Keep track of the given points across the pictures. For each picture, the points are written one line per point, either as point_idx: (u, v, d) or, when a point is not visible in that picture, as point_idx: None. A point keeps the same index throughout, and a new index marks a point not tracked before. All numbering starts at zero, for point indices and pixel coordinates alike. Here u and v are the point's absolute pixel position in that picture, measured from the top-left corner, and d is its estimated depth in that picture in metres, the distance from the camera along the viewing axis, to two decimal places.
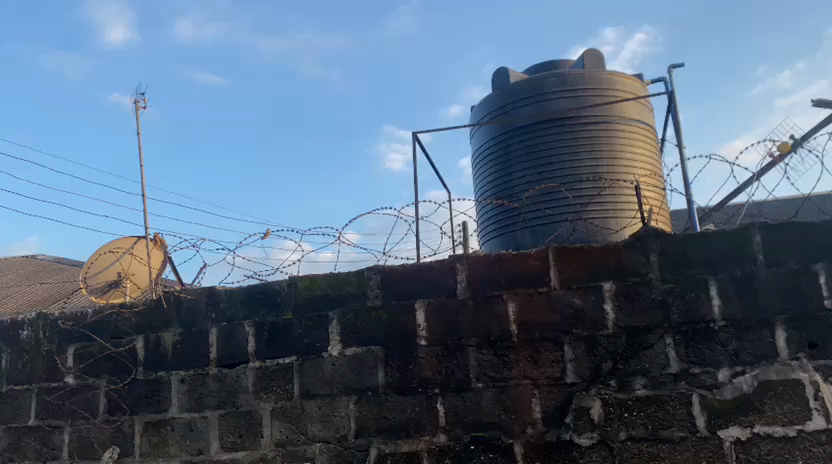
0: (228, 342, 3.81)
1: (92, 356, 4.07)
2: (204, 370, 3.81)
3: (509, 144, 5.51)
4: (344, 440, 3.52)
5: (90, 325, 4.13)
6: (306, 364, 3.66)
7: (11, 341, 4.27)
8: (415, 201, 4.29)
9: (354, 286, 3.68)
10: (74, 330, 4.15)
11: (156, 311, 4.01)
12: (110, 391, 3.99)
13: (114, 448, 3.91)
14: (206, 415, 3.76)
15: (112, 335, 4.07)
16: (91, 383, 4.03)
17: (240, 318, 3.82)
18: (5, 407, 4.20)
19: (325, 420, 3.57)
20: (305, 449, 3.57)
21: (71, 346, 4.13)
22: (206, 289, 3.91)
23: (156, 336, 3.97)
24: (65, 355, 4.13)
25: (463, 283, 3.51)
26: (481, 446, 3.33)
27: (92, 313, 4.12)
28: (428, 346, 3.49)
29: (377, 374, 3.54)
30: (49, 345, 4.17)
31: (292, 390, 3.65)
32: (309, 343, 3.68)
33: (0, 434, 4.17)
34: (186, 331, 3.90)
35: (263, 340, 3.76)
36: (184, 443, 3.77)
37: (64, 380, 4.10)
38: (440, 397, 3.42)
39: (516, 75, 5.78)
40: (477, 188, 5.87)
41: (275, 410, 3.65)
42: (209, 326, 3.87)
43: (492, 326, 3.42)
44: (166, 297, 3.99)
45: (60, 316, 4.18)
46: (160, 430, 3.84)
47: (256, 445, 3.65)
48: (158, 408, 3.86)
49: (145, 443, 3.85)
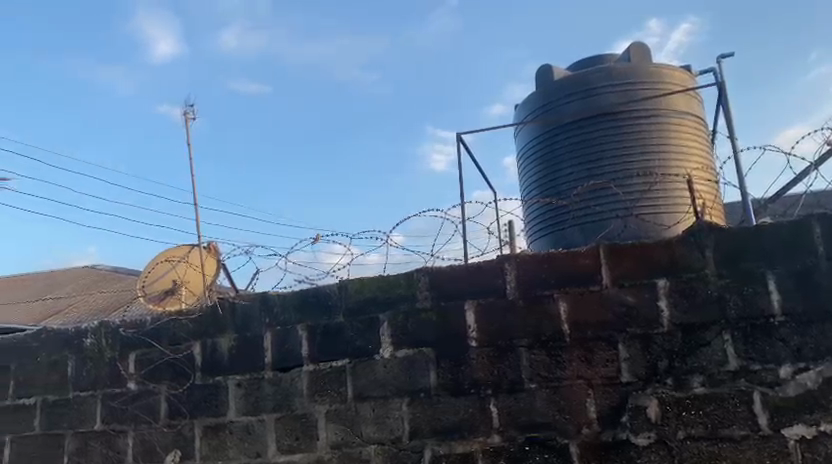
0: (283, 346, 3.88)
1: (153, 361, 4.20)
2: (260, 374, 3.89)
3: (555, 141, 5.45)
4: (398, 442, 3.55)
5: (149, 332, 4.25)
6: (359, 367, 3.70)
7: (75, 349, 4.43)
8: (461, 201, 4.29)
9: (404, 288, 3.70)
10: (135, 336, 4.28)
11: (211, 317, 4.10)
12: (170, 396, 4.10)
13: (176, 451, 4.02)
14: (263, 419, 3.83)
15: (170, 341, 4.18)
16: (152, 388, 4.16)
17: (294, 321, 3.88)
18: (72, 413, 4.36)
19: (379, 422, 3.60)
20: (360, 451, 3.61)
21: (133, 352, 4.27)
22: (259, 294, 3.99)
23: (212, 341, 4.06)
24: (127, 361, 4.27)
25: (513, 283, 3.50)
26: (536, 447, 3.31)
27: (152, 320, 4.25)
28: (480, 347, 3.48)
29: (430, 375, 3.56)
30: (112, 352, 4.32)
31: (346, 393, 3.69)
32: (361, 345, 3.72)
33: (69, 438, 4.33)
34: (241, 336, 3.99)
35: (316, 344, 3.81)
36: (243, 446, 3.85)
37: (126, 386, 4.23)
38: (493, 398, 3.41)
39: (559, 72, 5.72)
40: (522, 187, 5.83)
41: (330, 413, 3.70)
42: (263, 330, 3.94)
43: (544, 326, 3.39)
44: (221, 302, 4.08)
45: (121, 323, 4.32)
46: (219, 433, 3.93)
47: (312, 447, 3.71)
48: (217, 412, 3.96)
49: (205, 447, 3.94)
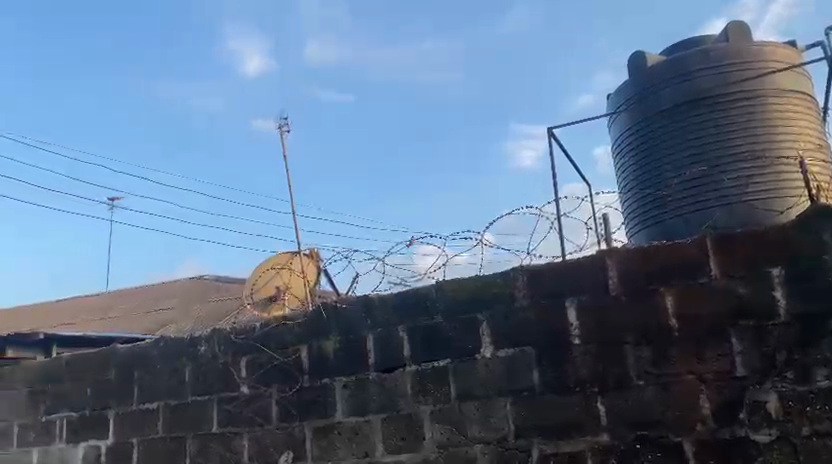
0: (385, 348, 3.95)
1: (262, 366, 4.38)
2: (365, 376, 3.98)
3: (651, 130, 5.28)
4: (504, 441, 3.54)
5: (258, 337, 4.44)
6: (461, 366, 3.72)
7: (191, 355, 4.69)
8: (555, 197, 4.23)
9: (502, 287, 3.68)
10: (245, 342, 4.48)
11: (315, 322, 4.23)
12: (280, 399, 4.26)
13: (288, 452, 4.17)
14: (369, 419, 3.92)
15: (278, 345, 4.35)
16: (263, 391, 4.34)
17: (395, 323, 3.95)
18: (191, 416, 4.61)
19: (484, 421, 3.60)
20: (466, 450, 3.63)
21: (243, 357, 4.47)
22: (359, 298, 4.07)
23: (317, 345, 4.19)
24: (239, 366, 4.47)
25: (615, 278, 3.42)
26: (648, 445, 3.22)
27: (260, 326, 4.44)
28: (583, 345, 3.42)
29: (533, 374, 3.53)
30: (224, 357, 4.53)
31: (450, 393, 3.72)
32: (461, 345, 3.73)
33: (190, 440, 4.58)
34: (345, 339, 4.09)
35: (417, 345, 3.86)
36: (352, 446, 3.95)
37: (240, 389, 4.44)
38: (599, 396, 3.34)
39: (652, 58, 5.53)
40: (618, 179, 5.67)
41: (435, 413, 3.74)
42: (365, 333, 4.03)
43: (650, 321, 3.30)
44: (324, 307, 4.20)
45: (232, 330, 4.53)
46: (329, 435, 4.04)
47: (418, 447, 3.75)
48: (326, 414, 4.08)
49: (316, 448, 4.07)
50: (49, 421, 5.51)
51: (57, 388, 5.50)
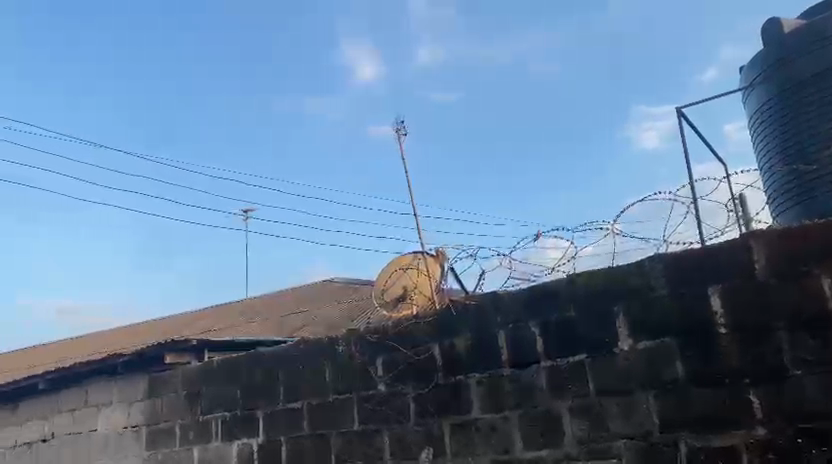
0: (518, 343, 3.93)
1: (398, 364, 4.48)
2: (499, 372, 3.97)
3: (794, 101, 4.91)
4: (649, 436, 3.41)
5: (392, 337, 4.55)
6: (598, 360, 3.63)
7: (330, 356, 4.88)
8: (689, 181, 4.02)
9: (636, 277, 3.55)
10: (380, 342, 4.61)
11: (446, 320, 4.27)
12: (417, 397, 4.35)
13: (428, 448, 4.25)
14: (507, 415, 3.91)
15: (412, 344, 4.43)
16: (400, 389, 4.44)
17: (526, 318, 3.91)
18: (334, 414, 4.80)
19: (625, 416, 3.50)
20: (609, 446, 3.53)
21: (379, 357, 4.60)
22: (489, 294, 4.07)
23: (449, 343, 4.23)
24: (375, 365, 4.60)
25: (762, 262, 3.21)
26: (812, 439, 2.99)
27: (393, 326, 4.54)
28: (729, 333, 3.24)
29: (676, 366, 3.38)
30: (361, 357, 4.68)
31: (588, 387, 3.64)
32: (597, 338, 3.64)
33: (334, 437, 4.77)
34: (476, 337, 4.10)
35: (551, 340, 3.80)
36: (491, 442, 3.96)
37: (378, 388, 4.57)
38: (752, 388, 3.15)
39: (789, 24, 5.13)
40: (759, 157, 5.30)
41: (573, 408, 3.67)
42: (496, 329, 4.03)
43: (804, 305, 3.07)
44: (454, 305, 4.23)
45: (367, 331, 4.67)
46: (467, 431, 4.07)
47: (558, 443, 3.70)
48: (462, 411, 4.11)
49: (455, 444, 4.12)
50: (206, 420, 5.94)
51: (211, 390, 5.92)
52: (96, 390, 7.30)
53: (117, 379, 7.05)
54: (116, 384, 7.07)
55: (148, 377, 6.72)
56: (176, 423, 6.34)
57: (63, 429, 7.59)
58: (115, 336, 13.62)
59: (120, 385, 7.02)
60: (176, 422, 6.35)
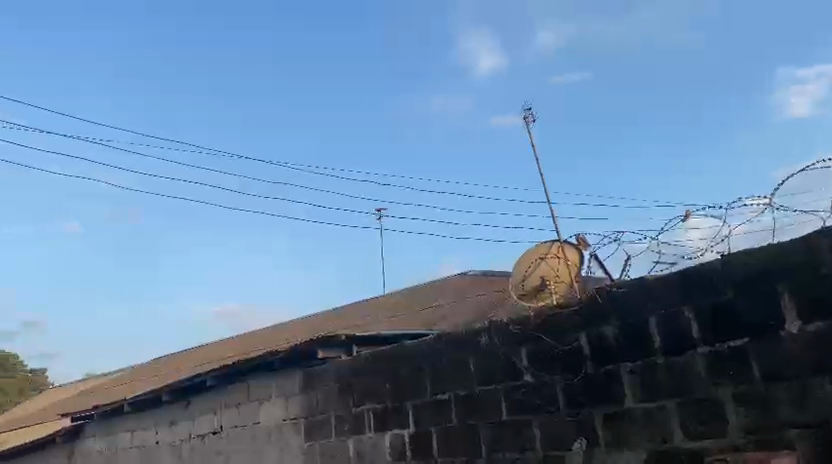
0: (671, 329, 3.75)
1: (544, 355, 4.42)
2: (652, 360, 3.82)
3: None
4: (826, 425, 3.15)
5: (535, 327, 4.49)
6: (762, 344, 3.39)
7: (474, 348, 4.90)
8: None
9: (801, 253, 3.27)
10: (523, 333, 4.56)
11: (591, 307, 4.15)
12: (566, 387, 4.28)
13: (581, 439, 4.17)
14: (663, 405, 3.76)
15: (557, 334, 4.34)
16: (548, 380, 4.38)
17: (677, 303, 3.72)
18: (482, 405, 4.83)
19: (797, 404, 3.25)
20: (780, 436, 3.29)
21: (524, 348, 4.55)
22: (636, 279, 3.91)
23: (596, 331, 4.12)
24: (520, 356, 4.57)
25: None
26: None
27: (535, 316, 4.48)
28: None
29: None
30: (505, 349, 4.67)
31: (752, 373, 3.41)
32: (760, 321, 3.40)
33: (483, 428, 4.81)
34: (625, 324, 3.96)
35: (707, 325, 3.60)
36: (647, 433, 3.82)
37: (524, 378, 4.54)
38: None
39: None
40: None
41: (736, 395, 3.46)
42: (646, 316, 3.87)
43: None
44: (599, 292, 4.11)
45: (510, 321, 4.63)
46: (621, 421, 3.96)
47: (722, 432, 3.51)
48: (614, 400, 4.00)
49: (610, 435, 4.01)
50: (359, 413, 6.18)
51: (361, 383, 6.15)
52: (256, 385, 7.81)
53: (275, 374, 7.50)
54: (274, 379, 7.52)
55: (303, 372, 7.09)
56: (331, 415, 6.65)
57: (230, 422, 8.19)
58: (269, 335, 14.45)
59: (278, 380, 7.47)
60: (330, 414, 6.66)
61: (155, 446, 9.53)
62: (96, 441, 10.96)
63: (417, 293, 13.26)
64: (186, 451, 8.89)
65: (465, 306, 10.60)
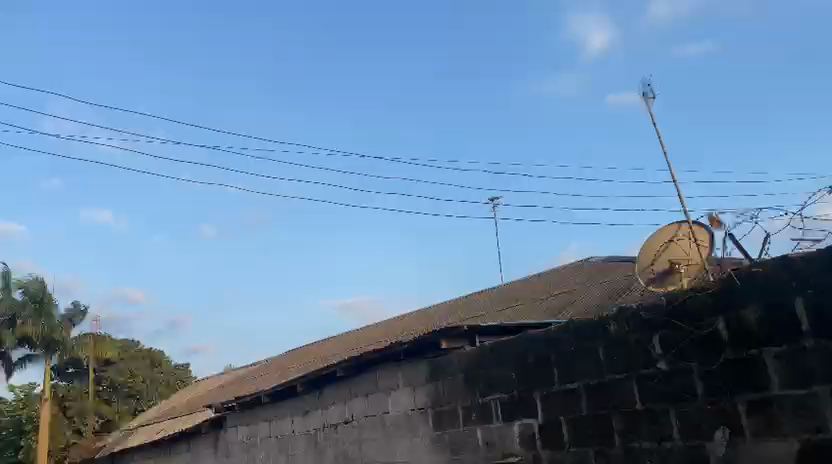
0: (822, 312, 3.48)
1: (678, 341, 4.23)
2: (801, 344, 3.57)
3: None
4: None
5: (667, 312, 4.30)
6: None
7: (602, 336, 4.77)
8: None
9: None
10: (654, 318, 4.38)
11: (728, 290, 3.93)
12: (703, 373, 4.08)
13: (723, 429, 3.96)
14: (815, 392, 3.50)
15: (692, 319, 4.14)
16: (684, 367, 4.20)
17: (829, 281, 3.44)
18: (613, 394, 4.71)
19: None
20: None
21: (656, 334, 4.38)
22: (778, 260, 3.66)
23: (735, 314, 3.89)
24: (653, 343, 4.41)
25: None
26: None
27: (667, 301, 4.29)
28: None
29: None
30: (636, 336, 4.51)
31: None
32: None
33: (616, 417, 4.70)
34: (768, 307, 3.72)
35: None
36: (798, 422, 3.58)
37: (657, 366, 4.38)
38: None
39: None
40: None
41: None
42: (792, 297, 3.61)
43: None
44: (737, 274, 3.88)
45: (640, 307, 4.47)
46: (768, 409, 3.73)
47: None
48: (759, 387, 3.77)
49: (755, 424, 3.79)
50: (486, 403, 6.20)
51: (487, 373, 6.15)
52: (384, 376, 8.01)
53: (402, 365, 7.66)
54: (401, 370, 7.69)
55: (429, 363, 7.19)
56: (458, 406, 6.71)
57: (360, 411, 8.45)
58: (392, 327, 14.71)
59: (405, 370, 7.63)
60: (457, 404, 6.73)
61: (291, 435, 9.99)
62: (238, 430, 11.66)
63: (540, 281, 13.02)
64: (320, 439, 9.27)
65: (591, 294, 10.28)
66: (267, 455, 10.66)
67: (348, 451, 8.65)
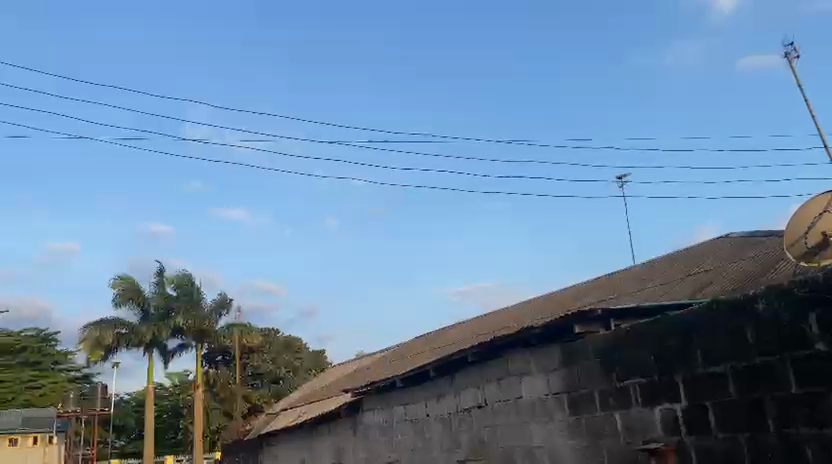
0: None
1: None
2: None
3: None
4: None
5: (822, 289, 3.99)
6: None
7: (750, 316, 4.51)
8: None
9: None
10: (809, 296, 4.08)
11: None
12: None
13: None
14: None
15: None
16: None
17: None
18: (763, 377, 4.45)
19: None
20: None
21: (812, 313, 4.09)
22: None
23: None
24: (808, 322, 4.11)
25: None
26: None
27: (822, 277, 3.97)
28: None
29: None
30: (788, 314, 4.23)
31: None
32: None
33: (768, 402, 4.44)
34: None
35: None
36: None
37: (815, 347, 4.08)
38: None
39: None
40: None
41: None
42: None
43: None
44: None
45: (792, 285, 4.17)
46: None
47: None
48: None
49: None
50: (624, 387, 6.12)
51: (625, 357, 6.05)
52: (516, 361, 8.00)
53: (535, 350, 7.62)
54: (533, 354, 7.65)
55: (563, 347, 7.11)
56: (594, 390, 6.60)
57: (493, 396, 8.48)
58: (521, 312, 14.61)
59: (538, 355, 7.59)
60: (594, 389, 6.62)
61: (426, 419, 10.22)
62: (375, 414, 12.08)
63: (676, 260, 12.47)
64: (455, 424, 9.40)
65: (733, 271, 9.74)
66: (403, 438, 10.97)
67: (483, 435, 8.74)
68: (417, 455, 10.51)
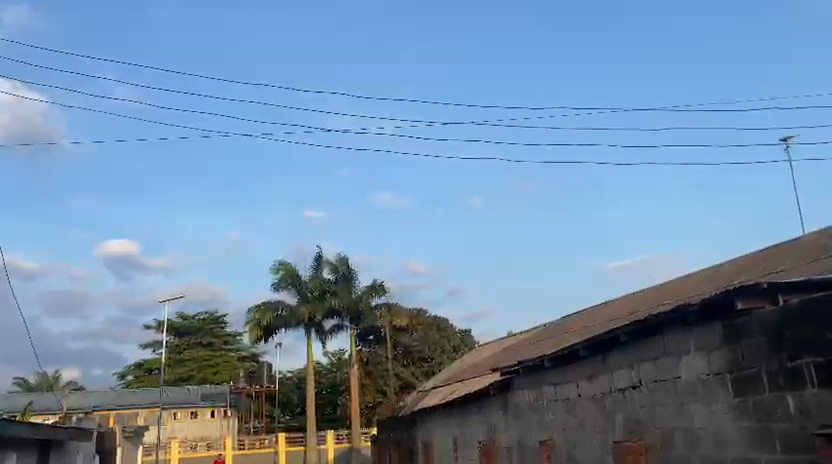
0: None
1: None
2: None
3: None
4: None
5: None
6: None
7: None
8: None
9: None
10: None
11: None
12: None
13: None
14: None
15: None
16: None
17: None
18: None
19: None
20: None
21: None
22: None
23: None
24: None
25: None
26: None
27: None
28: None
29: None
30: None
31: None
32: None
33: None
34: None
35: None
36: None
37: None
38: None
39: None
40: None
41: None
42: None
43: None
44: None
45: None
46: None
47: None
48: None
49: None
50: (795, 367, 5.76)
51: (797, 334, 5.70)
52: (673, 340, 7.65)
53: (694, 328, 7.23)
54: (691, 333, 7.29)
55: (724, 324, 6.73)
56: (762, 370, 6.20)
57: (649, 376, 8.17)
58: (681, 287, 13.78)
59: (697, 333, 7.20)
60: (761, 368, 6.22)
61: (578, 399, 10.06)
62: (525, 393, 12.07)
63: None
64: (609, 404, 9.17)
65: None
66: (556, 418, 10.86)
67: (639, 416, 8.45)
68: (570, 435, 10.39)
